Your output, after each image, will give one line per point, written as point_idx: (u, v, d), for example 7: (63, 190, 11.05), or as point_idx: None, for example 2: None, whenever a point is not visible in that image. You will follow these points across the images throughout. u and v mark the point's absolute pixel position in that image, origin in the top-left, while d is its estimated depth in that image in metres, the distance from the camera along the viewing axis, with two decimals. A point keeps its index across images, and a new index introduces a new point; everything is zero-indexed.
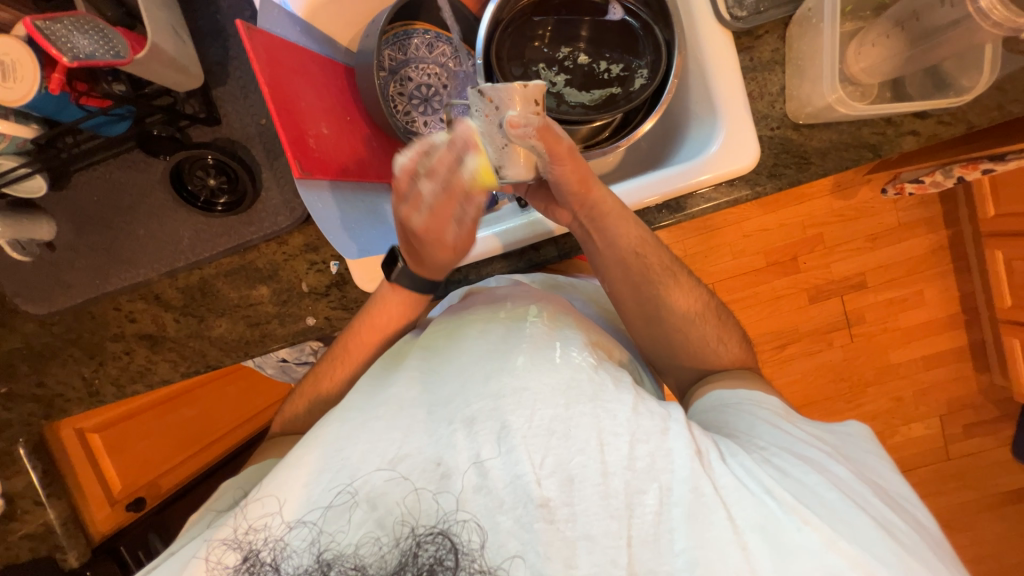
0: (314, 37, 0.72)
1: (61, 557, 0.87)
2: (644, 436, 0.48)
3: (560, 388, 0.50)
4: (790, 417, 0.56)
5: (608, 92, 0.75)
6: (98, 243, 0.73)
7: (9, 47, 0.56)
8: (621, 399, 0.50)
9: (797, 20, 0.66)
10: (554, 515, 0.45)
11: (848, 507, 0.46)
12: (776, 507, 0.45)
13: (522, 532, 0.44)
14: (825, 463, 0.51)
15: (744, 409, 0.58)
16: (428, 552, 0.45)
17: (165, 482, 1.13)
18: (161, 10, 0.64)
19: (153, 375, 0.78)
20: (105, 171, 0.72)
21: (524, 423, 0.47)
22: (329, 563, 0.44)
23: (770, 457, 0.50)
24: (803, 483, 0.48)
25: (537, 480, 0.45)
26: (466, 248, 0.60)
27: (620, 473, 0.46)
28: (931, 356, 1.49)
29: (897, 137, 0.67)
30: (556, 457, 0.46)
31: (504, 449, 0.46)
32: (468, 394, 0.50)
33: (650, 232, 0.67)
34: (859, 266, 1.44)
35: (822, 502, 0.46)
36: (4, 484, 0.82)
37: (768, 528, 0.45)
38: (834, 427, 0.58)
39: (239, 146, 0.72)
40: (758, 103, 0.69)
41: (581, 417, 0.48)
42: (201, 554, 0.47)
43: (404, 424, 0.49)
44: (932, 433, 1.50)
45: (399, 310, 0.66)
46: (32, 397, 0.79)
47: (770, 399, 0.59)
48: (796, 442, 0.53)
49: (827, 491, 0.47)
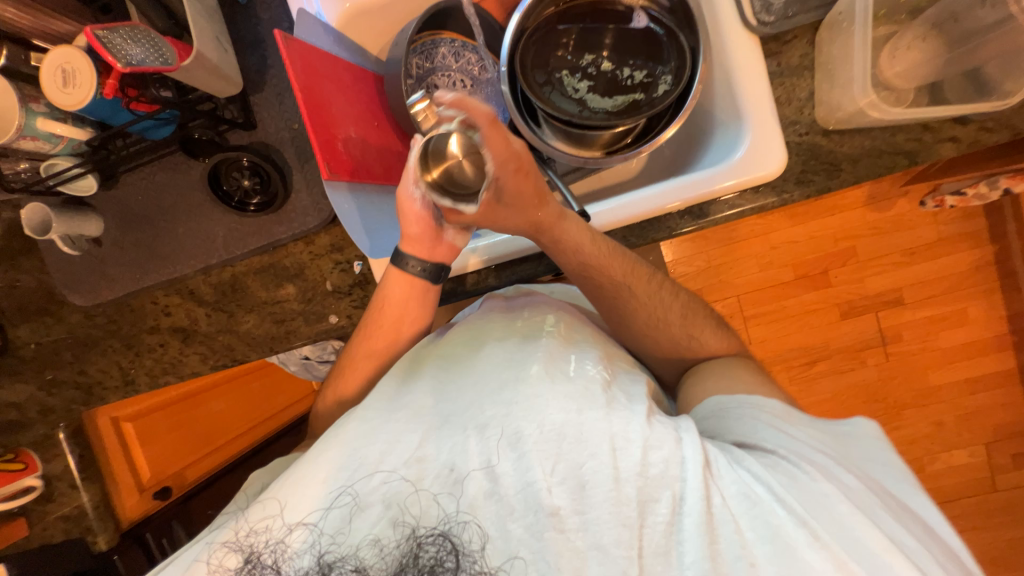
0: (346, 46, 0.75)
1: (91, 539, 0.91)
2: (657, 443, 0.47)
3: (573, 396, 0.49)
4: (789, 420, 0.54)
5: (631, 98, 0.75)
6: (140, 240, 0.78)
7: (71, 57, 0.61)
8: (632, 409, 0.49)
9: (827, 24, 0.65)
10: (564, 524, 0.44)
11: (857, 522, 0.44)
12: (789, 518, 0.44)
13: (531, 541, 0.44)
14: (834, 471, 0.48)
15: (744, 415, 0.55)
16: (429, 553, 0.45)
17: (189, 474, 1.16)
18: (206, 22, 0.68)
19: (184, 367, 0.81)
20: (149, 172, 0.76)
21: (535, 428, 0.47)
22: (329, 565, 0.45)
23: (780, 462, 0.49)
24: (813, 492, 0.46)
25: (547, 488, 0.45)
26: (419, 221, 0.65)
27: (631, 480, 0.45)
28: (975, 379, 1.40)
29: (934, 143, 0.65)
30: (568, 463, 0.46)
31: (516, 454, 0.46)
32: (483, 401, 0.50)
33: (629, 253, 0.65)
34: (895, 281, 1.38)
35: (833, 516, 0.44)
36: (44, 466, 0.86)
37: (777, 538, 0.43)
38: (837, 428, 0.55)
39: (273, 150, 0.75)
40: (785, 109, 0.68)
41: (593, 422, 0.47)
42: (202, 558, 0.48)
43: (420, 427, 0.49)
44: (976, 461, 1.41)
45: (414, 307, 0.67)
46: (73, 383, 0.84)
47: (770, 401, 0.56)
48: (803, 447, 0.51)
49: (838, 503, 0.45)
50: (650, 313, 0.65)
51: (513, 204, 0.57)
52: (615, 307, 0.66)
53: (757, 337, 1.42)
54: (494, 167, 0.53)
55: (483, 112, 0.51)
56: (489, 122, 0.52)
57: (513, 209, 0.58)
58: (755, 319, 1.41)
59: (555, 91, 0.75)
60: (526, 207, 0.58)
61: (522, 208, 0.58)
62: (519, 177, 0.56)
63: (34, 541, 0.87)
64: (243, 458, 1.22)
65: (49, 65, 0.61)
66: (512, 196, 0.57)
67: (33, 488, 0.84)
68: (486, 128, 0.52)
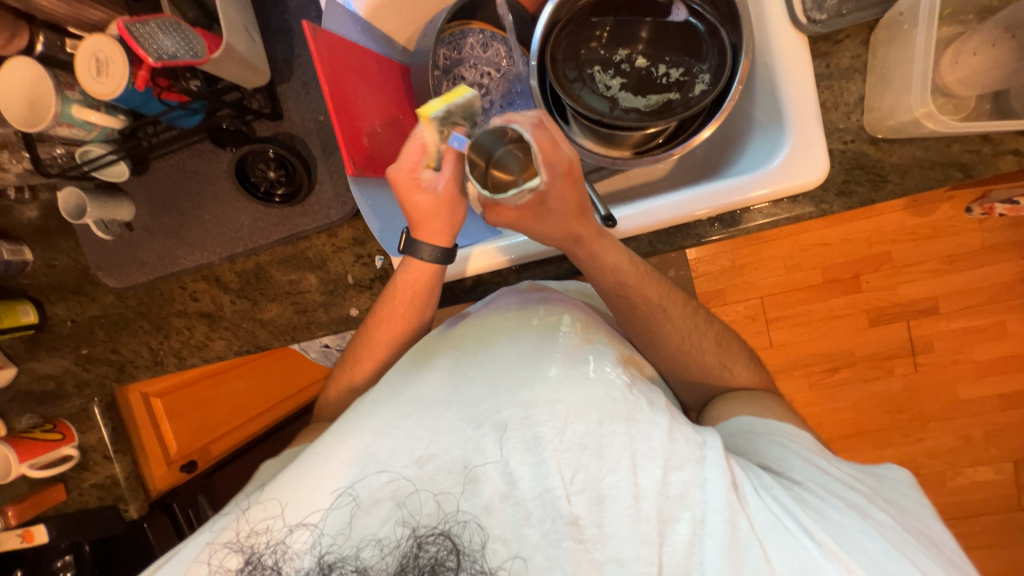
0: (373, 37, 0.74)
1: (123, 507, 0.94)
2: (679, 463, 0.47)
3: (592, 403, 0.49)
4: (824, 454, 0.54)
5: (665, 97, 0.72)
6: (169, 226, 0.79)
7: (105, 45, 0.62)
8: (655, 421, 0.48)
9: (885, 23, 0.61)
10: (582, 534, 0.44)
11: (894, 558, 0.43)
12: (818, 550, 0.43)
13: (548, 549, 0.44)
14: (868, 509, 0.48)
15: (774, 440, 0.55)
16: (429, 553, 0.45)
17: (214, 449, 1.21)
18: (235, 11, 0.67)
19: (210, 351, 0.83)
20: (179, 159, 0.77)
21: (555, 435, 0.47)
22: (329, 566, 0.45)
23: (806, 496, 0.48)
24: (842, 528, 0.45)
25: (566, 496, 0.45)
26: (442, 202, 0.61)
27: (651, 497, 0.45)
28: (1010, 396, 1.34)
29: (993, 155, 0.60)
30: (587, 475, 0.46)
31: (535, 459, 0.46)
32: (498, 400, 0.49)
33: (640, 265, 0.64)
34: (931, 290, 1.32)
35: (865, 551, 0.44)
36: (81, 437, 0.90)
37: (809, 574, 0.42)
38: (873, 469, 0.55)
39: (298, 141, 0.75)
40: (831, 114, 0.64)
41: (614, 437, 0.47)
42: (202, 558, 0.48)
43: (430, 423, 0.49)
44: (1003, 479, 1.36)
45: (423, 295, 0.66)
46: (106, 360, 0.87)
47: (801, 432, 0.56)
48: (834, 482, 0.50)
49: (872, 540, 0.44)
50: (670, 322, 0.64)
51: (557, 209, 0.57)
52: (636, 315, 0.65)
53: (778, 341, 1.38)
54: (547, 176, 0.55)
55: (529, 119, 0.56)
56: (534, 123, 0.55)
57: (554, 217, 0.58)
58: (778, 322, 1.37)
59: (586, 88, 0.72)
60: (565, 218, 0.58)
61: (564, 216, 0.58)
62: (567, 181, 0.56)
63: (72, 504, 0.93)
64: (250, 443, 1.25)
65: (85, 52, 0.62)
66: (556, 200, 0.57)
67: (70, 457, 0.89)
68: (532, 129, 0.55)
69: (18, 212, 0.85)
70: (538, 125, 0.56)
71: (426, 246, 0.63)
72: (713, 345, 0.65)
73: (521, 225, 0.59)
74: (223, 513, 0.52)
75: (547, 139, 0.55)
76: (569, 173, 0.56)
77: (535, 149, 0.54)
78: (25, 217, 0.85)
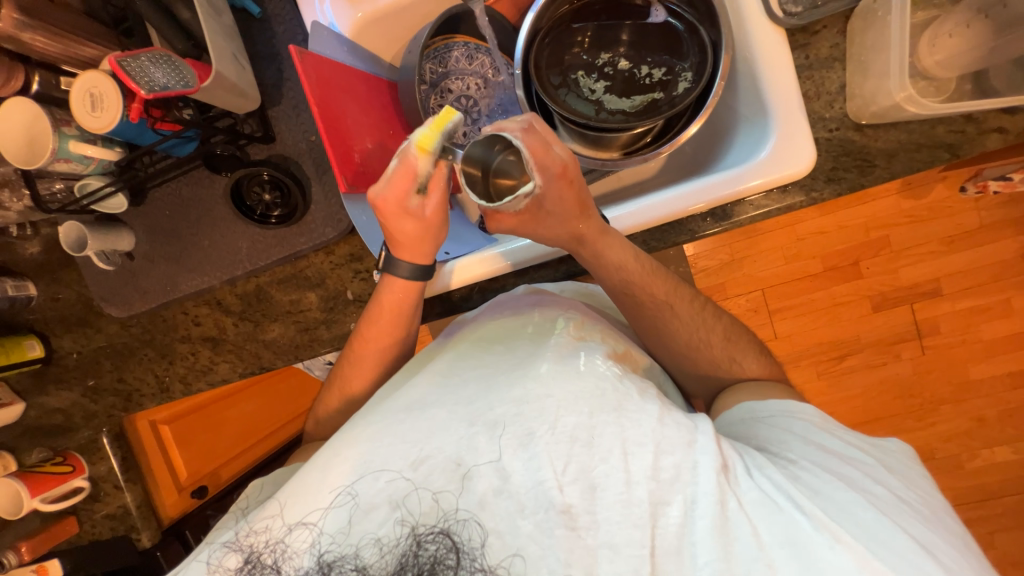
0: (360, 56, 0.75)
1: (135, 536, 0.93)
2: (670, 448, 0.47)
3: (584, 396, 0.49)
4: (827, 427, 0.54)
5: (650, 97, 0.73)
6: (170, 253, 0.80)
7: (99, 81, 0.63)
8: (644, 408, 0.48)
9: (860, 12, 0.62)
10: (575, 522, 0.44)
11: (885, 525, 0.44)
12: (808, 522, 0.43)
13: (542, 538, 0.44)
14: (862, 482, 0.48)
15: (775, 423, 0.56)
16: (429, 551, 0.45)
17: (223, 472, 1.22)
18: (223, 39, 0.69)
19: (215, 374, 0.84)
20: (176, 187, 0.79)
21: (547, 430, 0.47)
22: (329, 564, 0.45)
23: (800, 473, 0.48)
24: (835, 500, 0.46)
25: (558, 487, 0.45)
26: (427, 225, 0.62)
27: (644, 483, 0.45)
28: (1020, 373, 1.33)
29: (979, 134, 0.61)
30: (579, 465, 0.46)
31: (526, 455, 0.46)
32: (492, 398, 0.49)
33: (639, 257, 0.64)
34: (932, 271, 1.31)
35: (857, 520, 0.44)
36: (91, 468, 0.91)
37: (797, 545, 0.43)
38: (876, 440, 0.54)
39: (292, 162, 0.76)
40: (814, 104, 0.65)
41: (604, 427, 0.47)
42: (201, 559, 0.48)
43: (426, 425, 0.49)
44: (1020, 458, 1.34)
45: (410, 302, 0.67)
46: (113, 390, 0.88)
47: (801, 408, 0.57)
48: (829, 459, 0.50)
49: (862, 510, 0.45)
50: (669, 318, 0.64)
51: (556, 212, 0.58)
52: (634, 313, 0.65)
53: (782, 332, 1.37)
54: (542, 181, 0.56)
55: (518, 124, 0.56)
56: (524, 128, 0.56)
57: (553, 218, 0.59)
58: (780, 313, 1.37)
59: (571, 93, 0.73)
60: (563, 218, 0.59)
61: (565, 216, 0.59)
62: (563, 183, 0.57)
63: (84, 536, 0.93)
64: (258, 466, 1.25)
65: (79, 91, 0.63)
66: (555, 202, 0.58)
67: (81, 488, 0.89)
68: (522, 135, 0.55)
69: (21, 249, 0.86)
70: (530, 131, 0.56)
71: (403, 262, 0.65)
72: (714, 339, 0.65)
73: (518, 228, 0.60)
74: (222, 526, 0.52)
75: (538, 144, 0.55)
76: (567, 174, 0.57)
77: (527, 155, 0.55)
78: (28, 253, 0.86)
